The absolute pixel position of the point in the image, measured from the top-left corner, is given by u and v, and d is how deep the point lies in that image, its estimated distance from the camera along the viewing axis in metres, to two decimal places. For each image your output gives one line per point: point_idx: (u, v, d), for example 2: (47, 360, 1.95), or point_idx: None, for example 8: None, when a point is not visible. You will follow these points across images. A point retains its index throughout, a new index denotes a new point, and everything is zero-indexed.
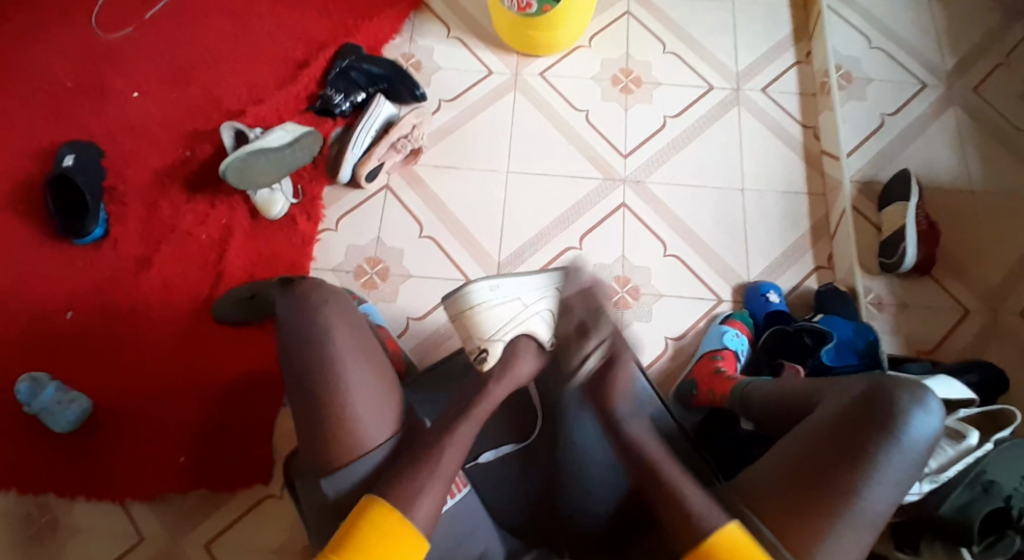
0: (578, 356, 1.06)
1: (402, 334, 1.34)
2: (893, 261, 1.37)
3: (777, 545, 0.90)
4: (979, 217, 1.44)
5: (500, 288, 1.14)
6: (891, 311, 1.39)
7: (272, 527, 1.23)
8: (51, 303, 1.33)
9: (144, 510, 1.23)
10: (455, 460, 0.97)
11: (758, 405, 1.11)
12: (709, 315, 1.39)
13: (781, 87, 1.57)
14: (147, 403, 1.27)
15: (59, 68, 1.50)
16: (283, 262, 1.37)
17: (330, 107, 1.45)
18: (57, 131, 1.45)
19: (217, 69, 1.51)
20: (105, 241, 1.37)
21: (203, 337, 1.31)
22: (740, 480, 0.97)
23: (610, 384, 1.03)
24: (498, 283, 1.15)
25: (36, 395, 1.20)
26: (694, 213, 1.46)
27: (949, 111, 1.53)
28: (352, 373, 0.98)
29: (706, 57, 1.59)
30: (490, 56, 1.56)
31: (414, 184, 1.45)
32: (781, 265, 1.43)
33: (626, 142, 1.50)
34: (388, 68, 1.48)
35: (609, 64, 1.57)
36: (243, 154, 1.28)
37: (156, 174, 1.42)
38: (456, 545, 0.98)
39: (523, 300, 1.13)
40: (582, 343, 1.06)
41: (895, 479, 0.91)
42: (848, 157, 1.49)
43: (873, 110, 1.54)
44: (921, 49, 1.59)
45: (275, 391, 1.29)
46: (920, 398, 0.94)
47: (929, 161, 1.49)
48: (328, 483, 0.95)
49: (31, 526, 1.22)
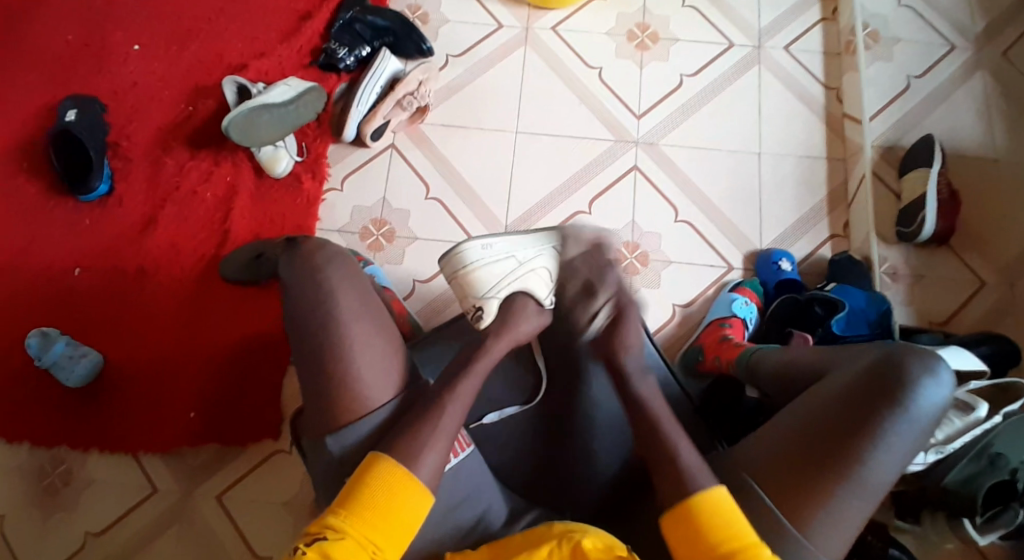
0: (587, 315, 1.11)
1: (408, 297, 1.33)
2: (910, 231, 1.34)
3: (780, 509, 0.89)
4: (1002, 187, 1.39)
5: (491, 247, 1.12)
6: (905, 281, 1.36)
7: (280, 482, 1.25)
8: (58, 261, 1.33)
9: (155, 465, 1.25)
10: (457, 418, 0.97)
11: (767, 377, 1.10)
12: (719, 283, 1.37)
13: (803, 46, 1.51)
14: (157, 358, 1.28)
15: (62, 17, 1.47)
16: (289, 221, 1.35)
17: (334, 62, 1.41)
18: (60, 86, 1.42)
19: (220, 21, 1.46)
20: (110, 198, 1.36)
21: (212, 292, 1.31)
22: (743, 445, 0.97)
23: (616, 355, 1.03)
24: (490, 243, 1.12)
25: (46, 350, 1.21)
26: (708, 177, 1.42)
27: (978, 75, 1.47)
28: (358, 332, 0.98)
29: (726, 13, 1.53)
30: (501, 9, 1.51)
31: (421, 143, 1.42)
32: (796, 232, 1.40)
33: (640, 102, 1.46)
34: (394, 20, 1.42)
35: (625, 19, 1.51)
36: (247, 109, 1.26)
37: (161, 130, 1.40)
38: (456, 505, 0.98)
39: (517, 258, 1.12)
40: (589, 301, 1.11)
41: (903, 446, 0.90)
42: (871, 121, 1.44)
43: (899, 71, 1.47)
44: (952, 7, 1.52)
45: (281, 349, 1.30)
46: (931, 368, 0.92)
47: (953, 128, 1.43)
48: (334, 439, 0.96)
49: (45, 479, 1.24)
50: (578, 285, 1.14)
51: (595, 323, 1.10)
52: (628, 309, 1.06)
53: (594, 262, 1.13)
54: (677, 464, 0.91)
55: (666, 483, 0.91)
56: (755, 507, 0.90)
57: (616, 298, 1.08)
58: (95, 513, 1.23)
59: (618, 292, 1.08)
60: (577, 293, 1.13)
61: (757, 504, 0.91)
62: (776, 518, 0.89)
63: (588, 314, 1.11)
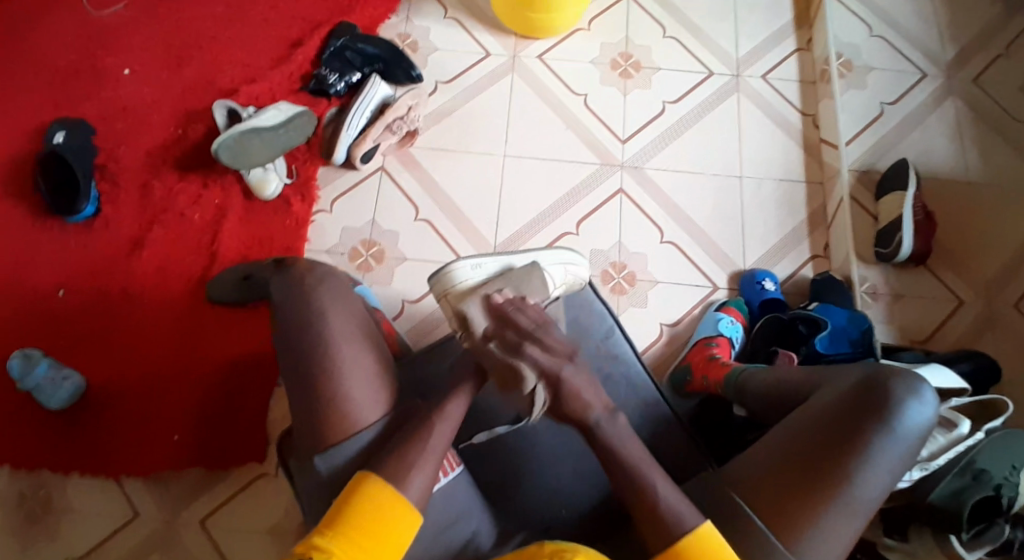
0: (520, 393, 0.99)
1: (397, 317, 1.33)
2: (888, 252, 1.37)
3: (770, 529, 0.90)
4: (975, 209, 1.44)
5: (483, 267, 1.13)
6: (885, 300, 1.39)
7: (266, 507, 1.22)
8: (42, 283, 1.31)
9: (138, 489, 1.22)
10: (447, 436, 0.97)
11: (753, 396, 1.11)
12: (705, 303, 1.38)
13: (781, 75, 1.56)
14: (140, 381, 1.26)
15: (51, 44, 1.48)
16: (277, 243, 1.36)
17: (325, 88, 1.43)
18: (48, 110, 1.42)
19: (210, 47, 1.48)
20: (97, 221, 1.35)
21: (198, 315, 1.30)
22: (732, 465, 0.97)
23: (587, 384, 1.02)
24: (481, 264, 1.14)
25: (29, 372, 1.18)
26: (691, 200, 1.45)
27: (948, 102, 1.52)
28: (348, 352, 0.98)
29: (706, 43, 1.58)
30: (488, 38, 1.54)
31: (410, 167, 1.43)
32: (778, 253, 1.43)
33: (625, 127, 1.49)
34: (384, 49, 1.45)
35: (609, 48, 1.55)
36: (237, 133, 1.28)
37: (149, 154, 1.40)
38: (447, 525, 0.97)
39: (508, 273, 1.13)
40: (519, 377, 0.97)
41: (889, 465, 0.91)
42: (847, 146, 1.48)
43: (873, 98, 1.53)
44: (921, 38, 1.59)
45: (269, 371, 1.29)
46: (915, 388, 0.94)
47: (926, 152, 1.48)
48: (322, 459, 0.95)
49: (23, 506, 1.21)
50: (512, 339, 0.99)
51: (535, 399, 0.98)
52: (563, 377, 0.97)
53: (530, 321, 1.01)
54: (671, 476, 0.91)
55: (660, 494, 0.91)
56: (745, 527, 0.91)
57: (547, 365, 0.97)
58: (74, 540, 1.19)
59: (544, 367, 0.97)
60: (505, 360, 0.98)
61: (749, 523, 0.91)
62: (766, 538, 0.89)
63: (523, 392, 0.98)
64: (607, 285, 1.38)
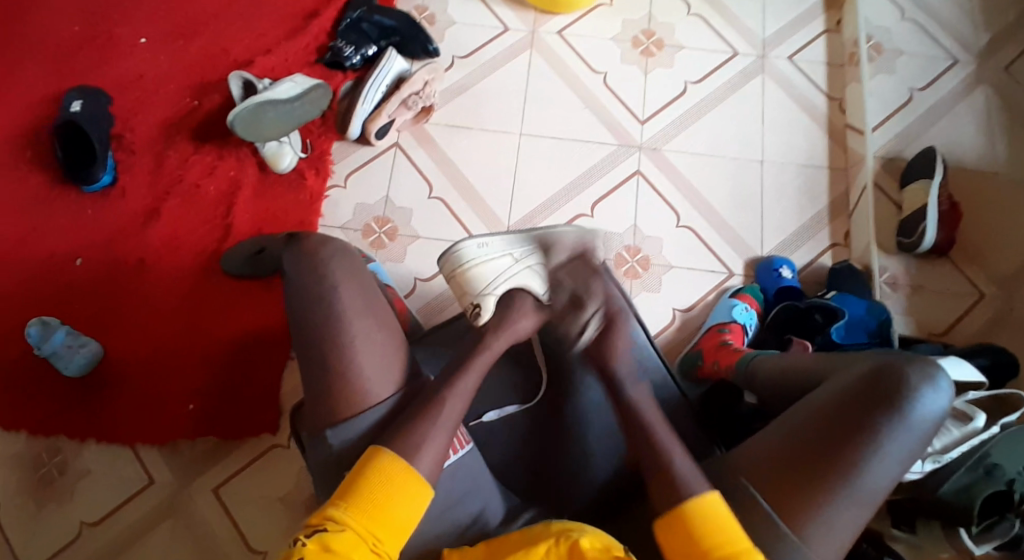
0: (576, 325, 1.07)
1: (408, 295, 1.33)
2: (910, 242, 1.34)
3: (775, 511, 0.89)
4: (1002, 201, 1.40)
5: (490, 245, 1.14)
6: (905, 291, 1.36)
7: (277, 477, 1.24)
8: (60, 251, 1.33)
9: (152, 457, 1.25)
10: (459, 409, 0.96)
11: (765, 383, 1.09)
12: (719, 289, 1.37)
13: (807, 57, 1.52)
14: (155, 350, 1.28)
15: (70, 12, 1.47)
16: (291, 218, 1.36)
17: (340, 61, 1.41)
18: (66, 78, 1.42)
19: (227, 18, 1.47)
20: (113, 190, 1.36)
21: (213, 287, 1.31)
22: (739, 449, 0.96)
23: (610, 346, 1.04)
24: (488, 241, 1.14)
25: (46, 340, 1.19)
26: (709, 183, 1.43)
27: (980, 89, 1.48)
28: (360, 327, 0.97)
29: (731, 21, 1.54)
30: (507, 13, 1.52)
31: (425, 144, 1.42)
32: (797, 240, 1.40)
33: (644, 108, 1.46)
34: (401, 21, 1.44)
35: (630, 25, 1.52)
36: (252, 105, 1.26)
37: (165, 124, 1.40)
38: (453, 502, 0.97)
39: (514, 256, 1.13)
40: (577, 314, 1.07)
41: (900, 452, 0.89)
42: (872, 132, 1.45)
43: (901, 84, 1.48)
44: (955, 22, 1.53)
45: (282, 343, 1.30)
46: (930, 376, 0.92)
47: (954, 140, 1.44)
48: (333, 433, 0.95)
49: (40, 469, 1.24)
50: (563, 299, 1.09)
51: (584, 336, 1.06)
52: (619, 318, 1.05)
53: (578, 274, 1.09)
54: (677, 461, 0.91)
55: (670, 483, 0.89)
56: (753, 509, 0.90)
57: (606, 307, 1.05)
58: (89, 504, 1.22)
59: (609, 301, 1.06)
60: (563, 306, 1.08)
61: (754, 508, 0.90)
62: (771, 520, 0.88)
63: (577, 326, 1.07)
64: (620, 268, 1.37)
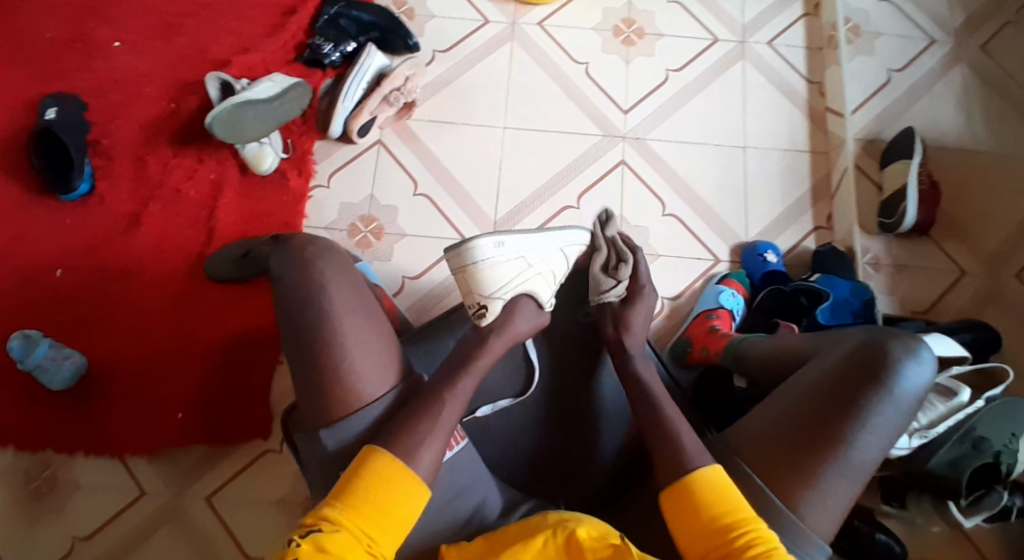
0: (608, 282, 1.12)
1: (398, 294, 1.32)
2: (891, 222, 1.36)
3: (770, 488, 0.90)
4: (979, 178, 1.42)
5: (505, 245, 1.06)
6: (887, 271, 1.38)
7: (270, 482, 1.24)
8: (40, 260, 1.30)
9: (143, 468, 1.23)
10: (456, 414, 0.96)
11: (754, 367, 1.11)
12: (706, 276, 1.38)
13: (786, 41, 1.52)
14: (143, 358, 1.26)
15: (38, 15, 1.44)
16: (274, 219, 1.34)
17: (319, 57, 1.40)
18: (38, 84, 1.39)
19: (201, 17, 1.44)
20: (92, 197, 1.34)
21: (199, 292, 1.30)
22: (733, 430, 0.97)
23: (629, 315, 1.10)
24: (503, 240, 1.06)
25: (29, 353, 1.17)
26: (693, 171, 1.43)
27: (957, 68, 1.49)
28: (352, 328, 0.97)
29: (710, 7, 1.54)
30: (487, 5, 1.50)
31: (409, 140, 1.41)
32: (781, 224, 1.41)
33: (627, 97, 1.46)
34: (378, 14, 1.42)
35: (611, 14, 1.52)
36: (231, 106, 1.24)
37: (143, 128, 1.38)
38: (453, 498, 0.97)
39: (526, 258, 1.08)
40: (610, 278, 1.12)
41: (888, 425, 0.90)
42: (853, 115, 1.46)
43: (880, 66, 1.50)
44: (931, 3, 1.54)
45: (271, 346, 1.29)
46: (914, 349, 0.93)
47: (933, 120, 1.46)
48: (329, 434, 0.94)
49: (30, 483, 1.22)
50: (600, 261, 1.14)
51: (611, 297, 1.12)
52: (644, 288, 1.13)
53: (614, 243, 1.15)
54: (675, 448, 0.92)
55: (669, 469, 0.90)
56: (749, 492, 0.90)
57: (635, 275, 1.13)
58: (82, 516, 1.21)
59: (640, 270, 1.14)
60: (599, 267, 1.13)
61: (751, 491, 0.91)
62: (766, 496, 0.89)
63: (602, 288, 1.13)
64: None
